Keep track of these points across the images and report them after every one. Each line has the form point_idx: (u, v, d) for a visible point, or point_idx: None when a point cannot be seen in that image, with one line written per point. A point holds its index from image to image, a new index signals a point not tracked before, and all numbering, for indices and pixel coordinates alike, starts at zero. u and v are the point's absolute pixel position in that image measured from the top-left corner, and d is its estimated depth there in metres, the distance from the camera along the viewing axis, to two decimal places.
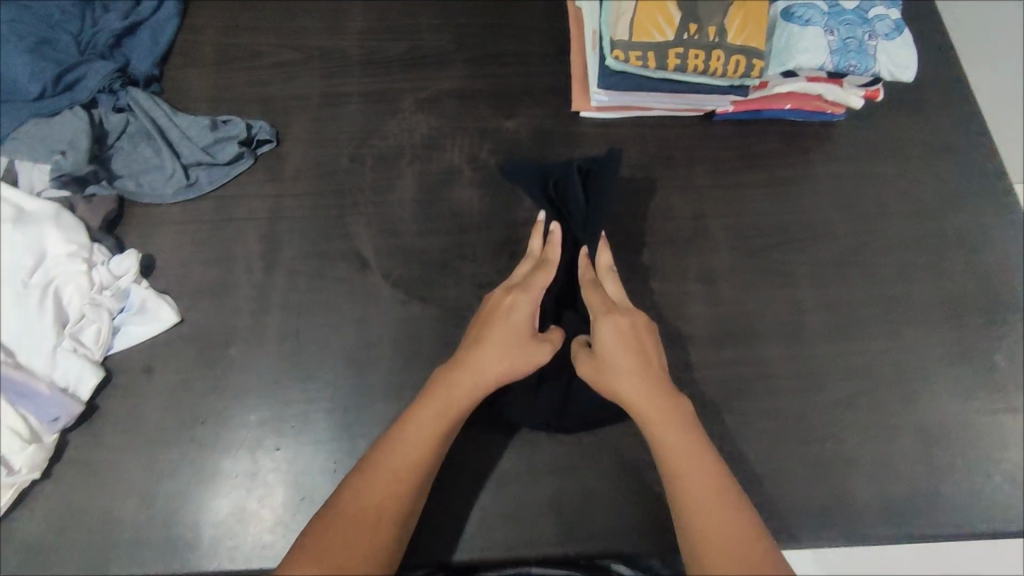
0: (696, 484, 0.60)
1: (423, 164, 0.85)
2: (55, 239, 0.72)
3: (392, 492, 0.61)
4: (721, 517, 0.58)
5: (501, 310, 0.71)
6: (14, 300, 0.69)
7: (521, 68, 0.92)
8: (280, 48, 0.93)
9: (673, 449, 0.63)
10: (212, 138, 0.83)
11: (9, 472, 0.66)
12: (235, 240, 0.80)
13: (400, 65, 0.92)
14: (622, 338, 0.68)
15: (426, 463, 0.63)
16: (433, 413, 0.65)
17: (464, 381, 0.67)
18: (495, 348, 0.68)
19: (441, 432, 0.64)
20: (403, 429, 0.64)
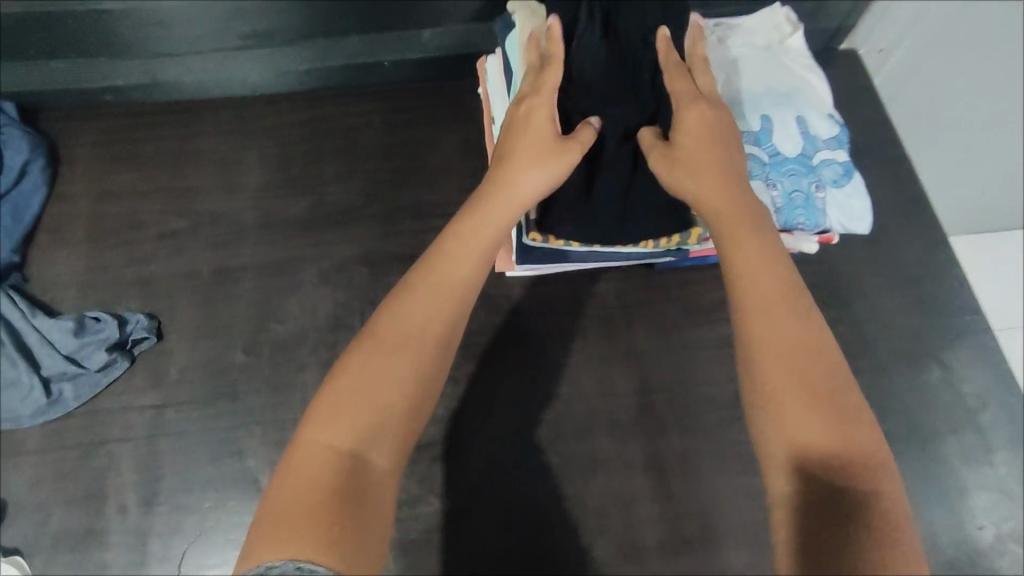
0: (785, 337, 0.50)
1: (328, 351, 0.74)
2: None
3: (408, 350, 0.51)
4: (812, 360, 0.50)
5: (491, 200, 0.60)
6: None
7: (438, 221, 0.83)
8: (165, 216, 0.82)
9: (758, 268, 0.53)
10: (77, 343, 0.71)
11: None
12: (104, 469, 0.68)
13: (302, 227, 0.82)
14: (705, 137, 0.60)
15: (432, 359, 0.52)
16: (426, 288, 0.55)
17: (460, 257, 0.57)
18: (483, 229, 0.59)
19: (462, 291, 0.56)
20: (403, 301, 0.54)
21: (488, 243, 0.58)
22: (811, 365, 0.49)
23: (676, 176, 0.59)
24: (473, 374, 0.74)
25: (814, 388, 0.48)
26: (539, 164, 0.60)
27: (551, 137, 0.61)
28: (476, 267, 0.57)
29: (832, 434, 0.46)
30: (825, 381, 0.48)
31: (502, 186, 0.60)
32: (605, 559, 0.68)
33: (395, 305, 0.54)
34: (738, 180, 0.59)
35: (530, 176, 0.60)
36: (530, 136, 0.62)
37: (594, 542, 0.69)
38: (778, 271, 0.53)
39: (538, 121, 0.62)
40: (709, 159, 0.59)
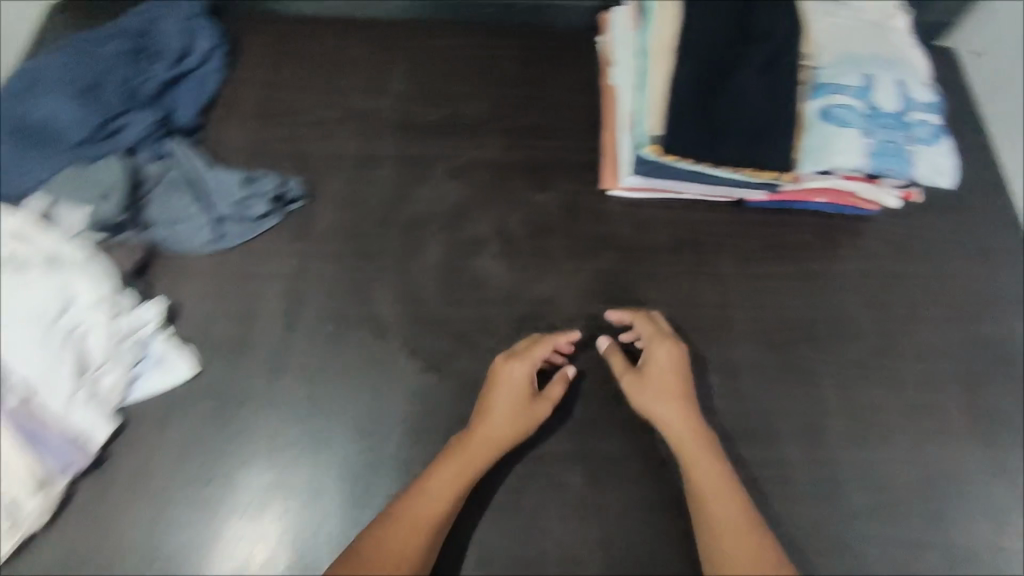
0: (729, 515, 0.66)
1: (451, 233, 0.86)
2: (64, 285, 0.74)
3: (406, 546, 0.64)
4: (743, 528, 0.65)
5: (466, 446, 0.70)
6: (37, 346, 0.72)
7: (555, 143, 0.93)
8: (319, 104, 0.95)
9: (700, 468, 0.69)
10: (243, 194, 0.84)
11: (19, 517, 0.68)
12: (257, 295, 0.80)
13: (435, 130, 0.93)
14: (675, 364, 0.75)
15: (418, 549, 0.64)
16: (412, 508, 0.66)
17: (440, 496, 0.67)
18: (464, 465, 0.69)
19: (453, 495, 0.67)
20: (388, 530, 0.65)
21: (467, 461, 0.69)
22: (729, 520, 0.66)
23: (644, 400, 0.73)
24: (574, 270, 0.84)
25: (735, 535, 0.65)
26: (511, 425, 0.71)
27: (528, 396, 0.73)
28: (461, 485, 0.68)
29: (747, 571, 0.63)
30: (733, 521, 0.66)
31: (483, 434, 0.70)
32: (674, 437, 0.76)
33: (384, 529, 0.65)
34: (691, 398, 0.73)
35: (502, 428, 0.70)
36: (507, 391, 0.72)
37: (666, 422, 0.76)
38: (710, 454, 0.70)
39: (497, 390, 0.72)
40: (674, 383, 0.73)
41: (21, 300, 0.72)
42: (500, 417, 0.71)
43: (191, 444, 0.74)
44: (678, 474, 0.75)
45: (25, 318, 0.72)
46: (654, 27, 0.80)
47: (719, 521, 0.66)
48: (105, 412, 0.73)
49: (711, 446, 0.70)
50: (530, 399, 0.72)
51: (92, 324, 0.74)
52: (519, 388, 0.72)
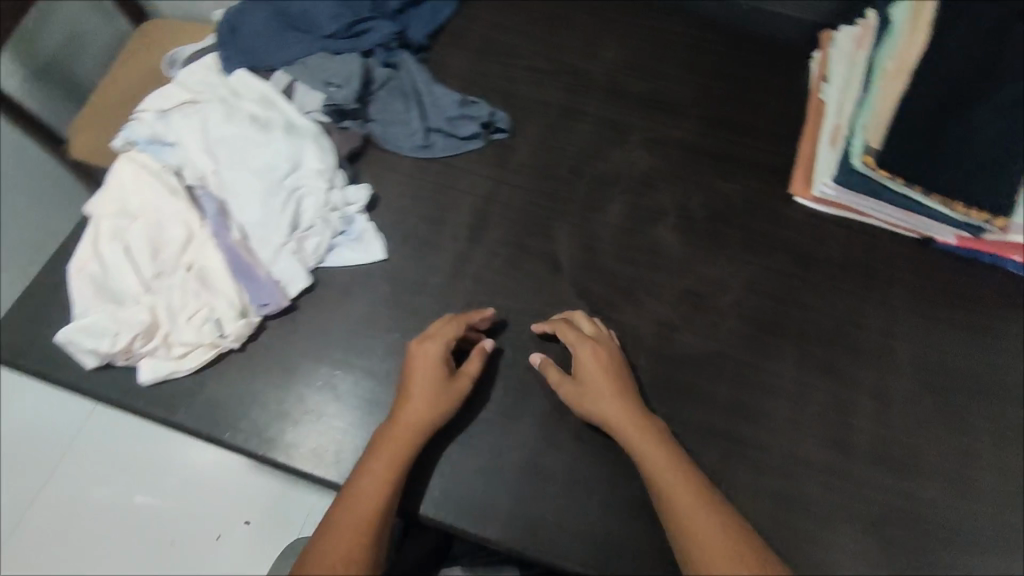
0: (689, 508, 0.63)
1: (635, 198, 0.91)
2: (294, 150, 0.84)
3: (356, 539, 0.61)
4: (707, 521, 0.62)
5: (394, 433, 0.68)
6: (266, 195, 0.81)
7: (748, 141, 0.96)
8: (536, 56, 1.02)
9: (651, 460, 0.67)
10: (458, 112, 0.91)
11: (219, 333, 0.76)
12: (451, 205, 0.87)
13: (637, 103, 0.98)
14: (602, 365, 0.72)
15: (369, 536, 0.62)
16: (350, 512, 0.63)
17: (371, 490, 0.64)
18: (400, 447, 0.67)
19: (394, 479, 0.65)
20: (331, 539, 0.61)
21: (397, 452, 0.67)
22: (694, 505, 0.63)
23: (586, 401, 0.71)
24: (743, 261, 0.87)
25: (708, 522, 0.62)
26: (431, 408, 0.69)
27: (445, 372, 0.71)
28: (399, 470, 0.66)
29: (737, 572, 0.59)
30: (700, 508, 0.63)
31: (413, 422, 0.69)
32: (816, 441, 0.75)
33: (328, 537, 0.61)
34: (637, 400, 0.71)
35: (422, 413, 0.69)
36: (427, 373, 0.71)
37: (811, 426, 0.76)
38: (635, 429, 0.68)
39: (415, 369, 0.72)
40: (606, 382, 0.71)
41: (261, 156, 0.83)
42: (413, 400, 0.70)
43: (367, 318, 0.80)
44: (816, 480, 0.74)
45: (262, 171, 0.83)
46: (896, 42, 0.80)
47: (677, 505, 0.63)
48: (303, 268, 0.80)
49: (650, 433, 0.68)
50: (418, 358, 0.72)
51: (308, 189, 0.83)
52: (435, 367, 0.71)
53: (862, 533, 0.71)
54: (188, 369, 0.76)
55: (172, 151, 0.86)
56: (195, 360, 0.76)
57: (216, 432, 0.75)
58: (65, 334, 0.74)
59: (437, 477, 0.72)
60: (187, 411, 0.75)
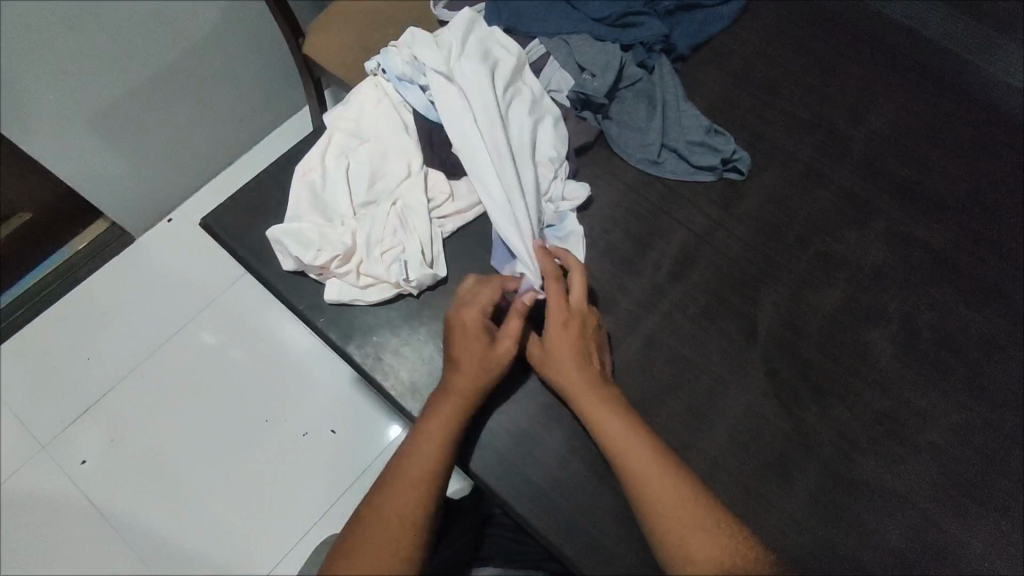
0: (675, 521, 0.60)
1: (858, 290, 0.81)
2: (547, 138, 0.83)
3: (408, 499, 0.62)
4: (698, 536, 0.59)
5: (442, 399, 0.68)
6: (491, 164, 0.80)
7: (1009, 273, 0.83)
8: (796, 101, 0.93)
9: (613, 446, 0.65)
10: (700, 140, 0.86)
11: (403, 276, 0.75)
12: (662, 232, 0.83)
13: (891, 188, 0.88)
14: (567, 333, 0.70)
15: (420, 496, 0.62)
16: (411, 470, 0.63)
17: (429, 448, 0.65)
18: (448, 411, 0.67)
19: (445, 443, 0.65)
20: (389, 491, 0.62)
21: (455, 411, 0.67)
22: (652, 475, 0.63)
23: (548, 372, 0.70)
24: (961, 404, 0.76)
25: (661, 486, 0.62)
26: (479, 370, 0.68)
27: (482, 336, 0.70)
28: (449, 436, 0.66)
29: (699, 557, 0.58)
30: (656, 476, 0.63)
31: (462, 388, 0.68)
32: None
33: (381, 495, 0.62)
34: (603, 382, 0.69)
35: (478, 377, 0.68)
36: (468, 336, 0.70)
37: None
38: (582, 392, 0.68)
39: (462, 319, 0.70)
40: (571, 351, 0.70)
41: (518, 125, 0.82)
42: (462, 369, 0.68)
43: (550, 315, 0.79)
44: None
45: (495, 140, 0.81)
46: None
47: (657, 506, 0.61)
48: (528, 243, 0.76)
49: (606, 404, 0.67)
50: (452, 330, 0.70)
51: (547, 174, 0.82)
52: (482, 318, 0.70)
53: None
54: (368, 301, 0.76)
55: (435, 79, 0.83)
56: (377, 294, 0.76)
57: (375, 374, 0.74)
58: (276, 231, 0.75)
59: (567, 504, 0.70)
60: (357, 343, 0.75)
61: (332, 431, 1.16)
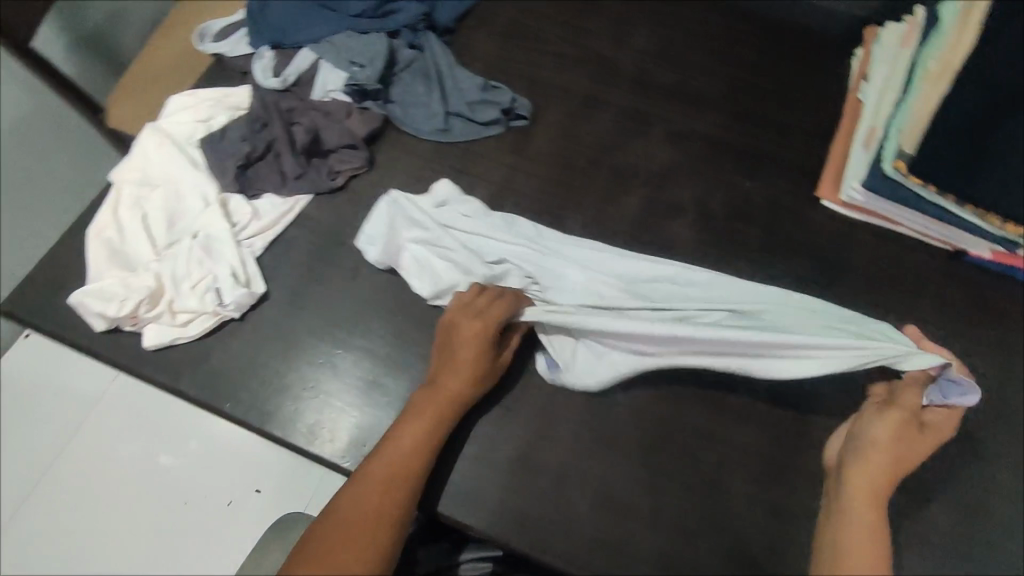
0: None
1: (654, 192, 0.87)
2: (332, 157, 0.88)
3: (383, 497, 0.64)
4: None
5: (429, 399, 0.69)
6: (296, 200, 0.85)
7: (777, 138, 0.91)
8: (564, 41, 0.99)
9: (860, 533, 0.63)
10: (479, 97, 0.91)
11: (219, 303, 0.76)
12: (465, 192, 0.87)
13: (664, 95, 0.94)
14: (893, 438, 0.67)
15: (400, 496, 0.65)
16: (382, 471, 0.65)
17: (413, 448, 0.67)
18: (434, 411, 0.69)
19: (429, 445, 0.67)
20: (366, 483, 0.65)
21: (432, 419, 0.68)
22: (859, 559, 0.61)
23: (852, 459, 0.67)
24: (764, 264, 0.83)
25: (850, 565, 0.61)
26: (471, 377, 0.70)
27: (482, 347, 0.71)
28: (434, 442, 0.68)
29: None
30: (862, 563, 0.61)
31: (452, 393, 0.70)
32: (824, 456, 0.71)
33: (358, 489, 0.65)
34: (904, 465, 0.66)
35: (464, 385, 0.70)
36: (467, 343, 0.71)
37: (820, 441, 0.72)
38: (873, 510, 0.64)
39: (461, 340, 0.72)
40: (892, 460, 0.66)
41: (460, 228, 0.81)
42: (456, 373, 0.70)
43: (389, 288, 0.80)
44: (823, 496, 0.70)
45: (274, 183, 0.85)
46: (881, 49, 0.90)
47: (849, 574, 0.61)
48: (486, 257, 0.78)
49: (868, 472, 0.65)
50: (456, 349, 0.72)
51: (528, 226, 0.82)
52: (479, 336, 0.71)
53: None
54: (191, 336, 0.76)
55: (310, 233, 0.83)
56: (198, 328, 0.76)
57: (218, 404, 0.74)
58: (78, 294, 0.74)
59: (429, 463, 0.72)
60: (191, 380, 0.75)
61: (255, 490, 1.11)
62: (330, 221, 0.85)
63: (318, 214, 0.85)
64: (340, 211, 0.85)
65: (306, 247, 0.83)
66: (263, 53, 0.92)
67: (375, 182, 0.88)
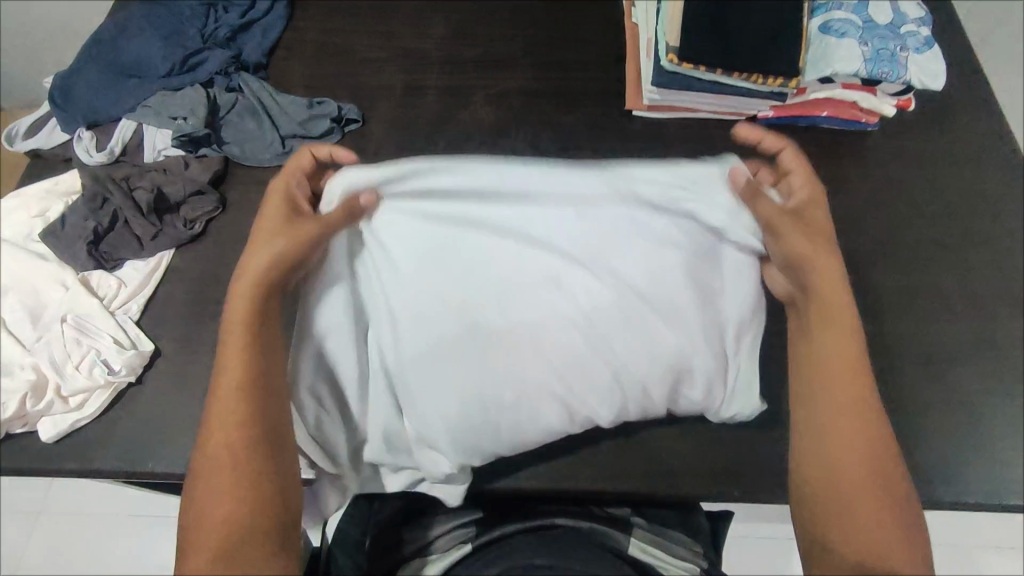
0: (848, 463, 0.63)
1: (490, 148, 0.96)
2: (168, 216, 0.88)
3: (233, 414, 0.63)
4: (859, 461, 0.63)
5: (238, 292, 0.68)
6: (144, 266, 0.85)
7: (581, 73, 1.03)
8: (371, 47, 1.06)
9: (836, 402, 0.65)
10: (307, 114, 0.96)
11: (111, 372, 0.75)
12: None
13: (473, 66, 1.04)
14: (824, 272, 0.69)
15: (246, 408, 0.63)
16: (227, 383, 0.64)
17: (239, 353, 0.65)
18: (252, 303, 0.67)
19: (253, 343, 0.66)
20: (214, 413, 0.64)
21: (248, 315, 0.67)
22: (854, 415, 0.65)
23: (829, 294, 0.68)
24: None
25: (836, 379, 0.66)
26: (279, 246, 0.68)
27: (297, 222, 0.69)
28: (252, 343, 0.66)
29: (861, 491, 0.61)
30: (857, 418, 0.64)
31: (258, 268, 0.68)
32: None
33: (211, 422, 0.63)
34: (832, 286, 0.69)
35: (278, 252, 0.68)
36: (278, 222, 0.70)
37: None
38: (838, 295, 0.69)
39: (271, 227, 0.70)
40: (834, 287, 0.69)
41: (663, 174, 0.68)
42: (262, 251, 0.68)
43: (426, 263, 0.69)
44: None
45: (124, 258, 0.85)
46: None
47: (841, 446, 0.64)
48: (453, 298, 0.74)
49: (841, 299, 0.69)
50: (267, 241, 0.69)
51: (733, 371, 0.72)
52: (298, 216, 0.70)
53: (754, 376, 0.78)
54: (91, 414, 0.75)
55: (189, 288, 0.85)
56: (95, 404, 0.75)
57: (139, 467, 0.74)
58: None
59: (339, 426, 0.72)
60: (105, 456, 0.74)
61: None
62: (201, 266, 0.86)
63: (186, 265, 0.86)
64: (207, 255, 0.87)
65: (183, 298, 0.84)
66: (80, 134, 0.93)
67: (232, 220, 0.90)
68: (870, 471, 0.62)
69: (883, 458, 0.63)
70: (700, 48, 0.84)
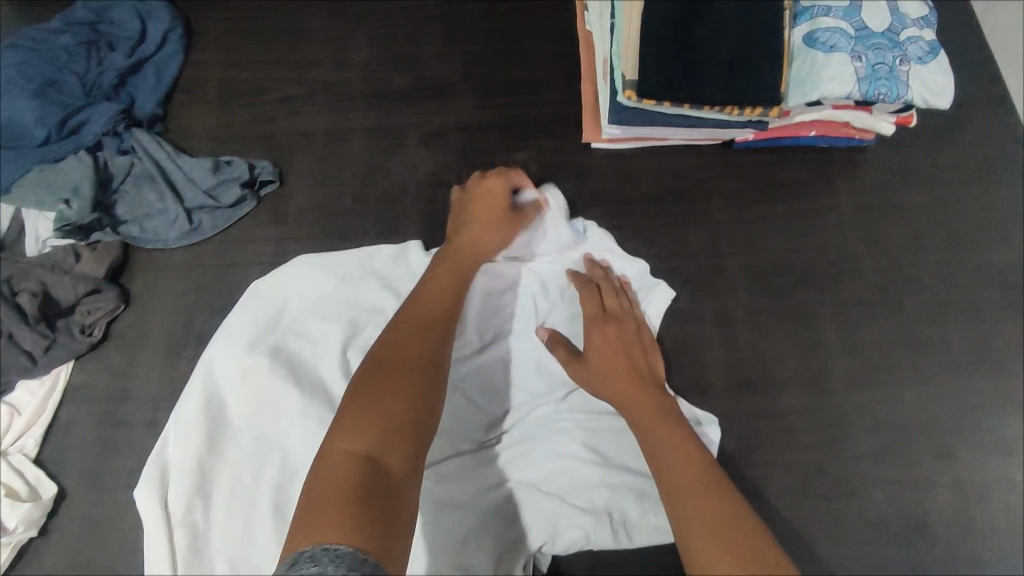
0: (709, 519, 0.54)
1: (429, 202, 0.83)
2: (62, 322, 0.76)
3: (424, 337, 0.62)
4: (716, 515, 0.54)
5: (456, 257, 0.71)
6: (35, 389, 0.74)
7: (529, 97, 0.88)
8: (285, 82, 0.91)
9: (667, 465, 0.60)
10: (214, 180, 0.82)
11: (4, 532, 0.66)
12: (240, 286, 0.80)
13: (405, 98, 0.89)
14: (607, 342, 0.70)
15: (424, 331, 0.62)
16: (416, 310, 0.65)
17: (433, 292, 0.67)
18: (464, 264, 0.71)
19: (454, 293, 0.68)
20: (394, 334, 0.62)
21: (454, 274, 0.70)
22: (690, 473, 0.58)
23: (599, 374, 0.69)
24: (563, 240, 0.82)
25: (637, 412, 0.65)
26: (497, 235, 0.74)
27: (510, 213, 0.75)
28: (453, 289, 0.68)
29: (723, 543, 0.52)
30: (695, 474, 0.58)
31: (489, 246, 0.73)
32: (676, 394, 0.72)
33: (382, 348, 0.61)
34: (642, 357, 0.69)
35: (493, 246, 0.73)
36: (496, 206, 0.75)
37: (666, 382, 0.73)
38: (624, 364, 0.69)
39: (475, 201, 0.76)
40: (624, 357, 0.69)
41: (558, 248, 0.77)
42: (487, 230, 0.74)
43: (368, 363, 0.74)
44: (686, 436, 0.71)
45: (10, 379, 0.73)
46: None
47: (690, 508, 0.55)
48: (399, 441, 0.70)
49: (613, 366, 0.69)
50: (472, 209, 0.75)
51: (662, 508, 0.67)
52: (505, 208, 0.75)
53: (739, 469, 0.69)
54: None
55: (94, 407, 0.74)
56: None
57: None
58: None
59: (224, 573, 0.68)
60: None
61: None
62: (105, 379, 0.75)
63: (89, 378, 0.75)
64: (111, 365, 0.76)
65: (87, 420, 0.73)
66: None
67: (138, 317, 0.78)
68: (731, 517, 0.54)
69: (733, 506, 0.55)
70: (664, 81, 0.71)
